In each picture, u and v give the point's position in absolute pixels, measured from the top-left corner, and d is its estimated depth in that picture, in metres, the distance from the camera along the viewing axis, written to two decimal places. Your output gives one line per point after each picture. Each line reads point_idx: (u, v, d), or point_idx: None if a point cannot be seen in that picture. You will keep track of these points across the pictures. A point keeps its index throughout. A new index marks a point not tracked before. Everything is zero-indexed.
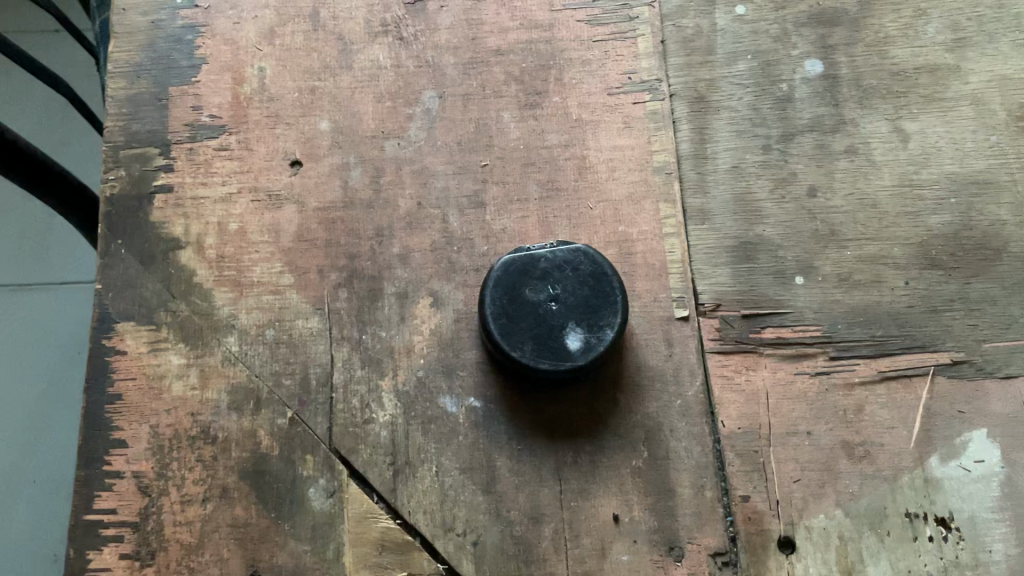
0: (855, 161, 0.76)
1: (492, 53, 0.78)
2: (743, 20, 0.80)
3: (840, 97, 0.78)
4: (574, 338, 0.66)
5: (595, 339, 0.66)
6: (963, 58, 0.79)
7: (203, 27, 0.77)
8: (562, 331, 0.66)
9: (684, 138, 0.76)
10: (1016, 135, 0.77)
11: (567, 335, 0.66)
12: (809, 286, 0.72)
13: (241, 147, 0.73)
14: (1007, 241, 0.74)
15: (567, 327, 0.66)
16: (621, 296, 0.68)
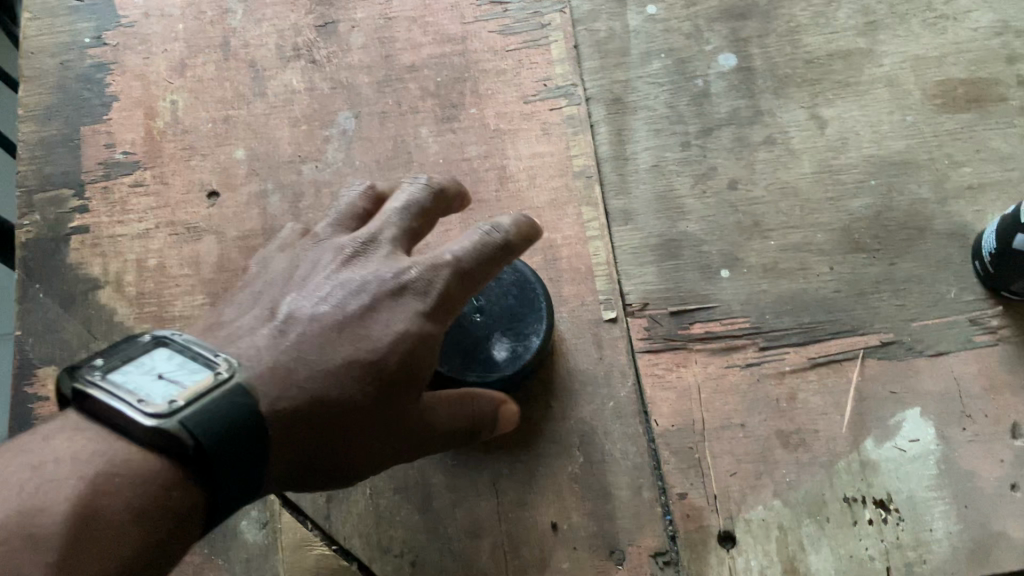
0: (774, 151, 0.76)
1: (406, 69, 0.78)
2: (655, 19, 0.81)
3: (755, 89, 0.78)
4: (501, 348, 0.66)
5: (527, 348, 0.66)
6: (875, 41, 0.80)
7: (113, 65, 0.76)
8: (489, 342, 0.66)
9: (603, 140, 0.77)
10: (933, 113, 0.77)
11: (494, 346, 0.66)
12: (735, 278, 0.72)
13: (157, 181, 0.73)
14: (930, 219, 0.74)
15: (494, 338, 0.66)
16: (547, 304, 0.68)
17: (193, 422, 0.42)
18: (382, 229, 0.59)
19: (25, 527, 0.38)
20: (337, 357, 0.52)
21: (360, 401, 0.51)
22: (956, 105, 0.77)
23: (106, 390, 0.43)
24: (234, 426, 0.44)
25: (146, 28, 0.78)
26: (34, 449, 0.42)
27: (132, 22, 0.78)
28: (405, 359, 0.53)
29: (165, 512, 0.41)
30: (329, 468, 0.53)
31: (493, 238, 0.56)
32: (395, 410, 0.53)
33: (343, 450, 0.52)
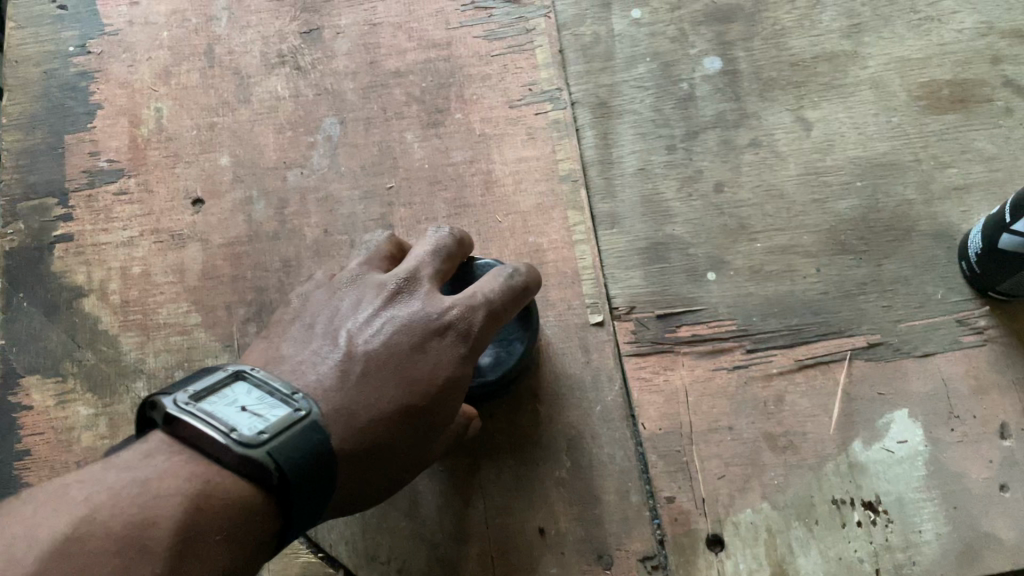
0: (760, 153, 0.76)
1: (391, 75, 0.77)
2: (640, 23, 0.81)
3: (741, 92, 0.78)
4: (485, 354, 0.66)
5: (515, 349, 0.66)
6: (860, 43, 0.80)
7: (97, 73, 0.76)
8: None
9: (589, 144, 0.77)
10: (918, 114, 0.77)
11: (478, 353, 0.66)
12: (721, 281, 0.72)
13: (141, 189, 0.72)
14: (916, 220, 0.74)
15: None
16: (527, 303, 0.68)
17: (280, 454, 0.44)
18: (420, 266, 0.60)
19: (136, 538, 0.38)
20: (393, 400, 0.53)
21: (406, 438, 0.54)
22: (941, 106, 0.77)
23: (199, 417, 0.45)
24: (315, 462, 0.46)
25: (130, 37, 0.77)
26: (130, 465, 0.43)
27: (117, 31, 0.78)
28: (448, 400, 0.56)
29: (247, 537, 0.43)
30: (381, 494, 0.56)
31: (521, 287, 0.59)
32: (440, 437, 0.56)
33: (385, 485, 0.55)
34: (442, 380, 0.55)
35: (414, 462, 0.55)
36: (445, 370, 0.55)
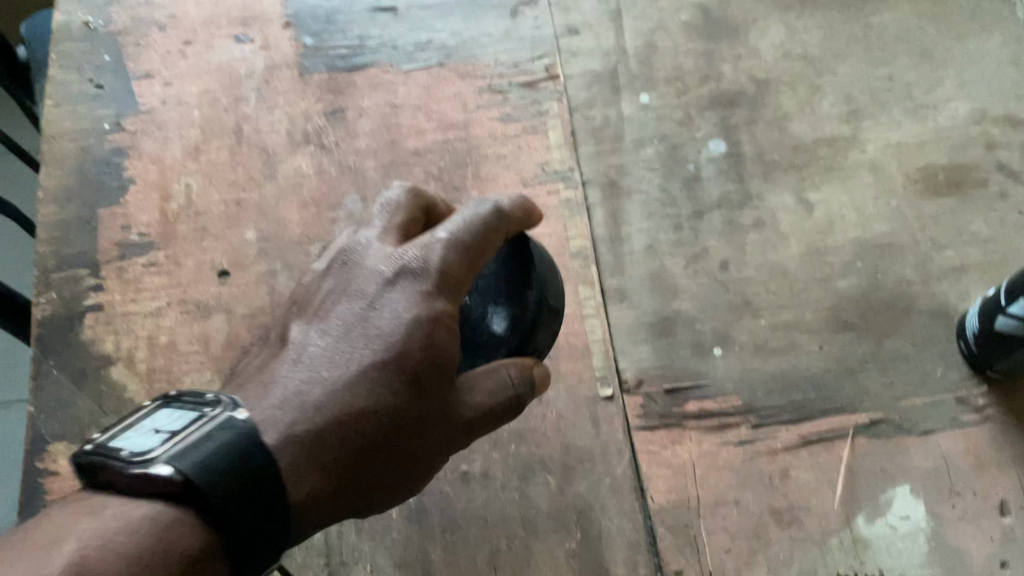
0: (764, 233, 0.79)
1: (411, 154, 0.81)
2: (648, 107, 0.85)
3: (745, 174, 0.82)
4: (499, 320, 0.57)
5: (528, 323, 0.57)
6: (859, 128, 0.83)
7: (131, 149, 0.80)
8: (485, 319, 0.58)
9: (599, 223, 0.80)
10: (915, 197, 0.80)
11: (492, 321, 0.57)
12: (727, 357, 0.74)
13: (170, 261, 0.75)
14: (915, 299, 0.76)
15: (489, 311, 0.58)
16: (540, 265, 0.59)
17: (188, 463, 0.43)
18: (377, 231, 0.58)
19: None
20: (356, 366, 0.51)
21: (389, 403, 0.50)
22: (938, 189, 0.80)
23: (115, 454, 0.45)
24: (240, 460, 0.44)
25: (163, 115, 0.81)
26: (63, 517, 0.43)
27: (150, 110, 0.82)
28: (423, 340, 0.51)
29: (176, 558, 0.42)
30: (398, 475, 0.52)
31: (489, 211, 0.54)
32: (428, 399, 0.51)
33: (387, 462, 0.51)
34: (404, 324, 0.51)
35: (414, 433, 0.51)
36: (400, 314, 0.51)
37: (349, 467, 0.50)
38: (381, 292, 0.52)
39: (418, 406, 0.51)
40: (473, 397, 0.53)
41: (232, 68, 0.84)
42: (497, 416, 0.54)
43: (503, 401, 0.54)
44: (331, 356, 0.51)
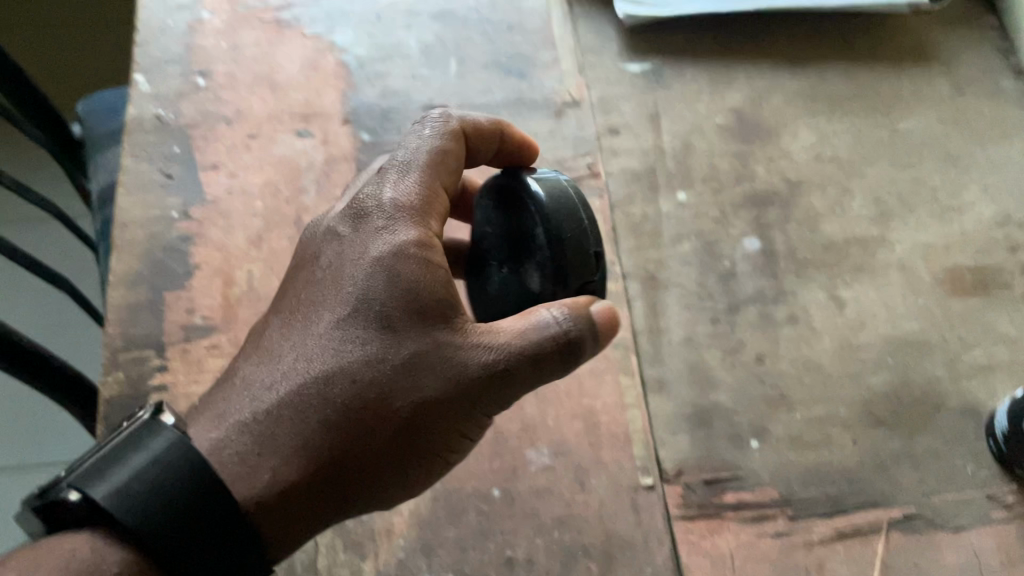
0: (797, 328, 0.82)
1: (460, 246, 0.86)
2: (685, 205, 0.89)
3: (778, 271, 0.85)
4: (534, 279, 0.64)
5: (559, 278, 0.63)
6: (887, 229, 0.87)
7: (197, 237, 0.84)
8: (526, 281, 0.65)
9: (639, 314, 0.83)
10: (943, 297, 0.84)
11: (530, 280, 0.64)
12: (763, 449, 0.77)
13: (233, 345, 0.79)
14: (944, 397, 0.79)
15: (527, 273, 0.64)
16: (568, 226, 0.63)
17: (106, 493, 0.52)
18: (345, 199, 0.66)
19: None
20: (330, 316, 0.59)
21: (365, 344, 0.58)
22: (964, 290, 0.84)
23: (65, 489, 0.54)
24: (167, 478, 0.53)
25: (228, 205, 0.86)
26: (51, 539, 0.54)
27: (215, 200, 0.86)
28: (394, 284, 0.58)
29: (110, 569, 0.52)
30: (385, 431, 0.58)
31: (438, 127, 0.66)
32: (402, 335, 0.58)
33: (374, 413, 0.58)
34: (376, 276, 0.59)
35: (396, 377, 0.58)
36: (367, 264, 0.59)
37: (349, 418, 0.58)
38: (354, 206, 0.62)
39: (395, 353, 0.58)
40: (467, 344, 0.58)
41: (293, 161, 0.89)
42: (522, 358, 0.58)
43: (520, 347, 0.58)
44: (317, 319, 0.60)
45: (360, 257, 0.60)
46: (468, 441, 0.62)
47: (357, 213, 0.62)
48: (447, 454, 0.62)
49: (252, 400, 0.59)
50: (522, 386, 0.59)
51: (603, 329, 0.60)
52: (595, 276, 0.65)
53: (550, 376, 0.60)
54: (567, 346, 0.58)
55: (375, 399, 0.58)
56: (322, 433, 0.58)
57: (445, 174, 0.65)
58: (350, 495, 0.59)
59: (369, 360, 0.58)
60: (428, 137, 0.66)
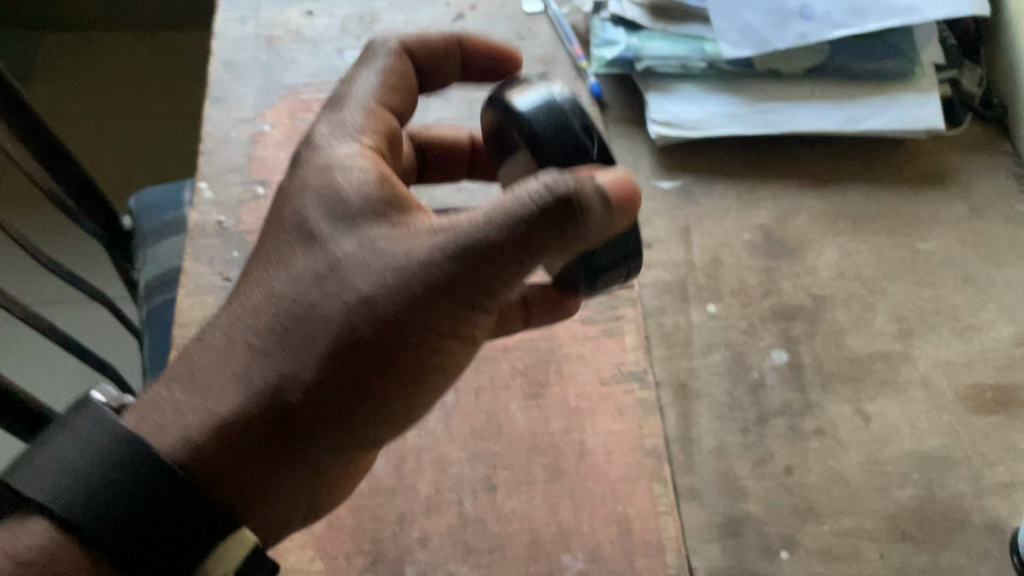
0: (824, 441, 0.85)
1: (501, 350, 0.91)
2: (716, 315, 0.93)
3: (805, 383, 0.88)
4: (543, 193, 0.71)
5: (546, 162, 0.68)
6: (910, 345, 0.91)
7: None
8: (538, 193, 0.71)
9: (671, 422, 0.86)
10: (966, 414, 0.87)
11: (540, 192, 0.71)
12: (793, 560, 0.79)
13: None
14: (969, 513, 0.81)
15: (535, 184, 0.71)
16: (553, 135, 0.69)
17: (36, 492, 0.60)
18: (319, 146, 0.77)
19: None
20: (284, 245, 0.70)
21: (304, 253, 0.68)
22: (985, 407, 0.87)
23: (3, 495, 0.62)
24: (93, 468, 0.61)
25: None
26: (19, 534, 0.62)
27: None
28: (336, 195, 0.68)
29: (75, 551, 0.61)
30: (318, 327, 0.65)
31: (384, 58, 0.78)
32: (331, 238, 0.67)
33: (312, 311, 0.66)
34: (323, 197, 0.69)
35: (332, 274, 0.66)
36: (313, 186, 0.70)
37: (299, 326, 0.66)
38: (308, 142, 0.73)
39: (326, 258, 0.67)
40: (395, 238, 0.66)
41: None
42: (486, 236, 0.63)
43: (474, 229, 0.63)
44: (276, 249, 0.70)
45: (304, 182, 0.71)
46: (463, 327, 0.67)
47: (311, 148, 0.73)
48: (433, 348, 0.67)
49: (223, 330, 0.69)
50: (494, 262, 0.63)
51: (609, 192, 0.63)
52: (594, 151, 0.69)
53: (535, 251, 0.63)
54: (546, 213, 0.61)
55: (324, 307, 0.66)
56: (280, 344, 0.66)
57: (389, 99, 0.77)
58: (335, 406, 0.66)
59: (314, 273, 0.67)
60: (372, 69, 0.77)
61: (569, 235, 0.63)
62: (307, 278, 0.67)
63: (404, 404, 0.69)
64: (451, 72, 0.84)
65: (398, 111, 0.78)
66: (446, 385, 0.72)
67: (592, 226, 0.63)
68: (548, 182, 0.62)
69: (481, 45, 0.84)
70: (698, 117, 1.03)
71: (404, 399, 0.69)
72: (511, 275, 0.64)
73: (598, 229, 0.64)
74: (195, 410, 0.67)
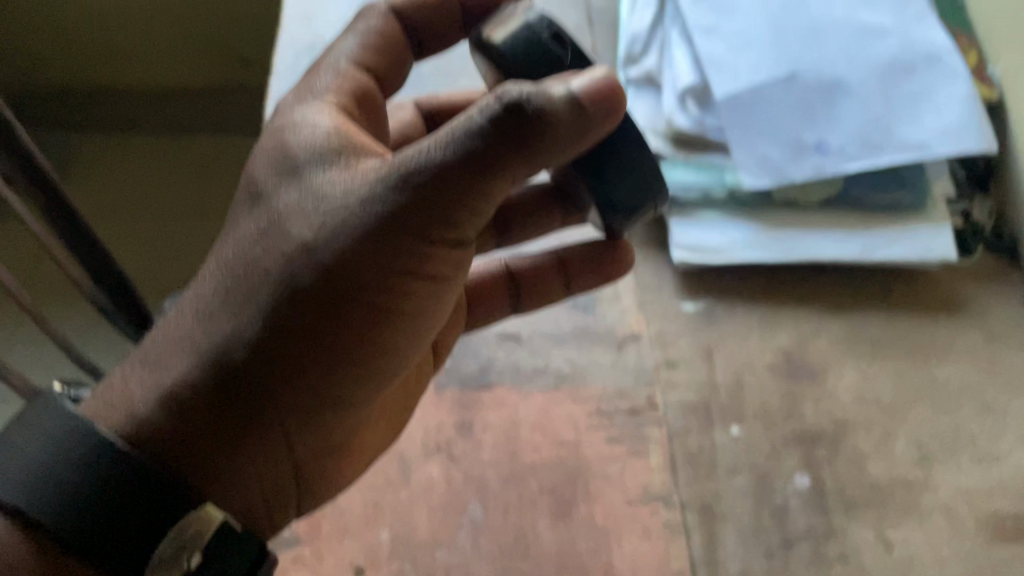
0: (848, 568, 0.86)
1: (528, 467, 0.92)
2: (739, 437, 0.95)
3: (829, 508, 0.90)
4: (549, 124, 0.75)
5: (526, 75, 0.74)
6: (930, 472, 0.92)
7: None
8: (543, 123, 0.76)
9: (697, 546, 0.87)
10: (988, 543, 0.88)
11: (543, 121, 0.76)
12: None
13: (313, 556, 0.87)
14: None
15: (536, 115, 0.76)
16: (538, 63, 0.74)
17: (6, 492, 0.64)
18: None
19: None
20: (243, 215, 0.78)
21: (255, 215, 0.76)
22: (1007, 536, 0.88)
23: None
24: (55, 454, 0.65)
25: None
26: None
27: None
28: (287, 155, 0.77)
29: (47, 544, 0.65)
30: (261, 274, 0.72)
31: (366, 23, 0.88)
32: (278, 191, 0.75)
33: (258, 261, 0.73)
34: (282, 156, 0.77)
35: (278, 222, 0.73)
36: (272, 151, 0.79)
37: (246, 280, 0.73)
38: (279, 113, 0.83)
39: (272, 213, 0.75)
40: (336, 182, 0.72)
41: None
42: (425, 166, 0.67)
43: (414, 157, 0.68)
44: (237, 220, 0.79)
45: (265, 145, 0.80)
46: (420, 254, 0.72)
47: (280, 117, 0.82)
48: (387, 275, 0.71)
49: (183, 305, 0.77)
50: (435, 189, 0.67)
51: (582, 97, 0.66)
52: (565, 58, 0.75)
53: (484, 169, 0.66)
54: (492, 127, 0.65)
55: (275, 254, 0.72)
56: (236, 291, 0.73)
57: (367, 59, 0.86)
58: (295, 340, 0.71)
59: (267, 227, 0.74)
60: (355, 40, 0.87)
61: (520, 146, 0.65)
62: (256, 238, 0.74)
63: (359, 335, 0.74)
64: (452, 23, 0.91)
65: (380, 70, 0.87)
66: (402, 322, 0.76)
67: (552, 134, 0.65)
68: (500, 93, 0.65)
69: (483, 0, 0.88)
70: (717, 242, 1.08)
71: (365, 326, 0.74)
72: (459, 196, 0.68)
73: (563, 142, 0.67)
74: (148, 383, 0.72)
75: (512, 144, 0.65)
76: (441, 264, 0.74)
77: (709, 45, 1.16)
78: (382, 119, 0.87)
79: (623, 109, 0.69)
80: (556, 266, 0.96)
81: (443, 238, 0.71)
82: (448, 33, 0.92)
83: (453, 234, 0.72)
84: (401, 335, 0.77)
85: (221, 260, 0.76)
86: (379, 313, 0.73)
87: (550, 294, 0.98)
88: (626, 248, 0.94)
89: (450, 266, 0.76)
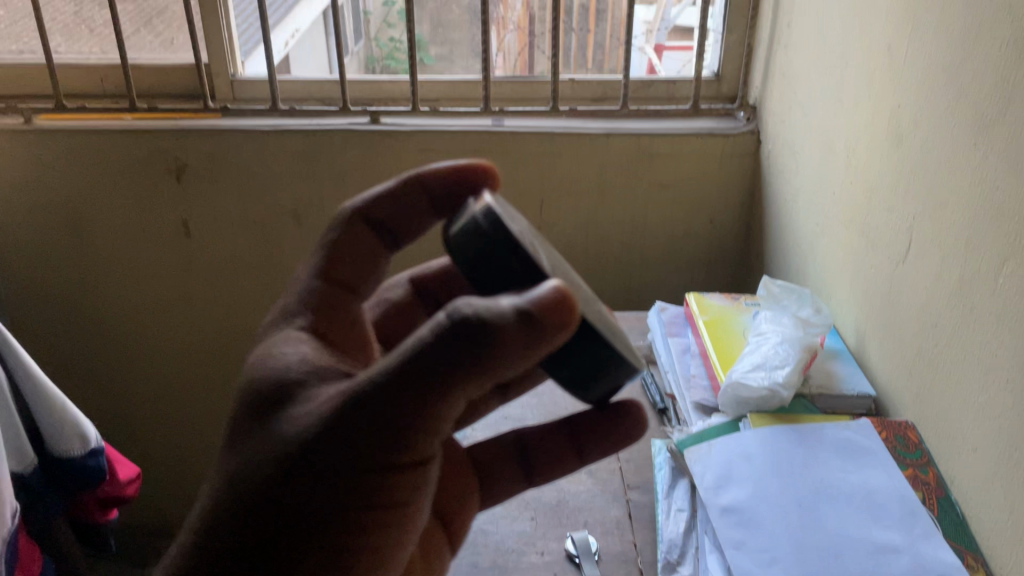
0: None
1: None
2: None
3: None
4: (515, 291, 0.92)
5: (488, 267, 0.95)
6: None
7: None
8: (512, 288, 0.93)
9: None
10: None
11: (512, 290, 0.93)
12: None
13: None
14: None
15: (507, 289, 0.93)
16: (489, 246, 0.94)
17: None
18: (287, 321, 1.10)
19: None
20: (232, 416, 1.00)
21: (241, 426, 0.96)
22: None
23: None
24: None
25: None
26: None
27: None
28: (266, 374, 0.98)
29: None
30: (251, 487, 0.90)
31: (333, 231, 1.10)
32: (265, 411, 0.95)
33: (250, 474, 0.91)
34: (264, 376, 0.98)
35: (264, 435, 0.92)
36: (256, 369, 1.00)
37: (238, 491, 0.91)
38: (265, 330, 1.08)
39: (256, 428, 0.94)
40: (311, 405, 0.90)
41: None
42: (378, 388, 0.83)
43: (368, 381, 0.84)
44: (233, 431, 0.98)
45: (251, 359, 1.03)
46: (383, 466, 0.87)
47: (264, 341, 1.05)
48: (352, 491, 0.87)
49: (198, 507, 0.97)
50: (382, 409, 0.83)
51: (529, 305, 0.79)
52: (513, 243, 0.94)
53: (413, 399, 0.82)
54: (433, 343, 0.80)
55: (257, 467, 0.90)
56: (220, 507, 0.92)
57: (333, 266, 1.08)
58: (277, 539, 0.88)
59: (253, 445, 0.93)
60: (320, 246, 1.10)
61: (461, 368, 0.80)
62: (246, 452, 0.93)
63: (339, 536, 0.89)
64: (423, 206, 1.12)
65: (345, 268, 1.09)
66: (380, 525, 0.91)
67: (497, 350, 0.79)
68: (447, 310, 0.80)
69: (433, 174, 1.11)
70: None
71: (327, 543, 0.88)
72: (404, 414, 0.83)
73: (509, 353, 0.79)
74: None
75: (442, 370, 0.80)
76: (403, 488, 0.90)
77: (739, 559, 1.28)
78: (356, 318, 1.10)
79: (572, 316, 0.81)
80: (569, 435, 1.16)
81: (404, 458, 0.87)
82: (422, 220, 1.13)
83: (410, 457, 0.88)
84: (372, 550, 0.92)
85: (223, 469, 0.96)
86: (350, 526, 0.89)
87: (565, 460, 1.16)
88: (637, 412, 1.12)
89: (412, 490, 0.91)
